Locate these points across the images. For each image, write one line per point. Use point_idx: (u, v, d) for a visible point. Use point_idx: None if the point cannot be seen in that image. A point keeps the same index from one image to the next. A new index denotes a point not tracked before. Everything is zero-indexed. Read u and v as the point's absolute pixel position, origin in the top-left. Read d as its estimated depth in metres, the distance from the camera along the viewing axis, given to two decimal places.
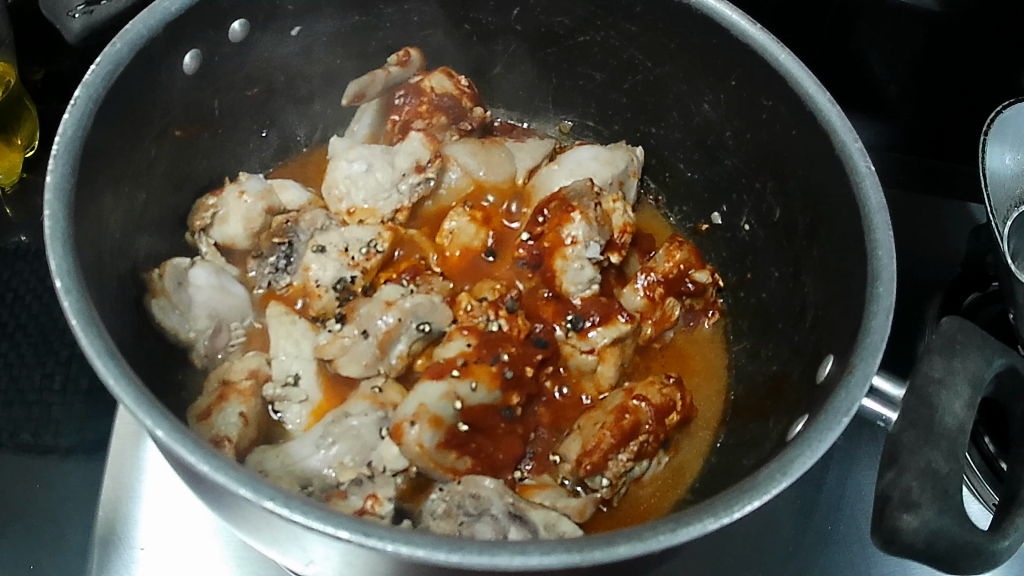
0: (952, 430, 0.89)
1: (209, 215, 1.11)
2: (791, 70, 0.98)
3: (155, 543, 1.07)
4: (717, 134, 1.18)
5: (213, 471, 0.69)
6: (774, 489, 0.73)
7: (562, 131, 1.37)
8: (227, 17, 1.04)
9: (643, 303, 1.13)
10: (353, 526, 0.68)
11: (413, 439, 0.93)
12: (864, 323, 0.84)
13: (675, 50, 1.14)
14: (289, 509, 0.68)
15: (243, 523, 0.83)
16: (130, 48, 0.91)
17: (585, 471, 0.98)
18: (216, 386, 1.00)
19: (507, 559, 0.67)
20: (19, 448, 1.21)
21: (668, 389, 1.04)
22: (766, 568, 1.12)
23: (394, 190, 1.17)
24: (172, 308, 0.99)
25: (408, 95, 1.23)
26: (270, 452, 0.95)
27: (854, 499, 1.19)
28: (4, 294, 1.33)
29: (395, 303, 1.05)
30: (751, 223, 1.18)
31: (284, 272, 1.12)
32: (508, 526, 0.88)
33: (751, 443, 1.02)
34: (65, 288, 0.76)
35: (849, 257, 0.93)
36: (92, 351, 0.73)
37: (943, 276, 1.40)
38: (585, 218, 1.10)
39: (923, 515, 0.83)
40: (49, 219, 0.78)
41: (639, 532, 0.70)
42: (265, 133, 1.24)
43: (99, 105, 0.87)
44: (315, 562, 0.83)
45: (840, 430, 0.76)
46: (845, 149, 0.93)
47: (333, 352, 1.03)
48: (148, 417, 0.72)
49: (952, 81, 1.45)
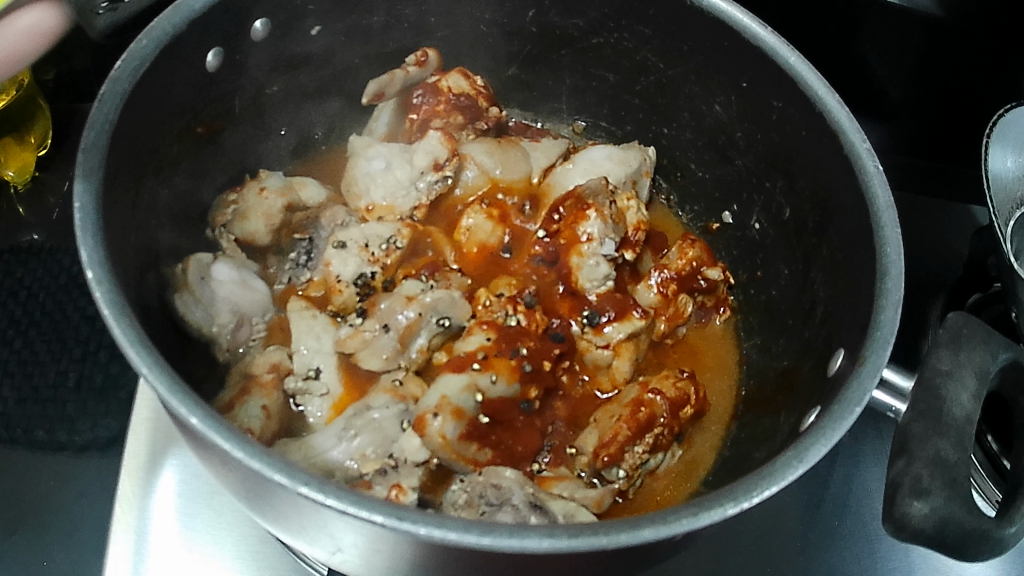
0: (960, 420, 0.91)
1: (231, 210, 1.13)
2: (801, 72, 1.01)
3: (171, 537, 1.08)
4: (728, 134, 1.21)
5: (246, 457, 0.71)
6: (791, 475, 0.76)
7: (575, 131, 1.39)
8: (249, 16, 1.05)
9: (656, 299, 1.15)
10: (386, 510, 0.70)
11: (435, 431, 0.95)
12: (874, 317, 0.86)
13: (687, 52, 1.16)
14: (323, 494, 0.70)
15: (271, 512, 0.85)
16: (156, 45, 0.93)
17: (603, 463, 1.00)
18: (238, 379, 1.02)
19: (536, 542, 0.69)
20: (34, 444, 1.21)
21: (682, 383, 1.07)
22: (775, 562, 1.14)
23: (413, 188, 1.19)
24: (196, 303, 1.01)
25: (425, 95, 1.25)
26: (293, 444, 0.97)
27: (861, 494, 1.21)
28: (17, 291, 1.33)
29: (416, 298, 1.07)
30: (761, 222, 1.21)
31: (305, 268, 1.15)
32: (529, 515, 0.89)
33: (763, 437, 1.03)
34: (96, 279, 0.77)
35: (860, 253, 0.95)
36: (124, 340, 0.75)
37: (947, 276, 1.43)
38: (601, 216, 1.13)
39: (933, 501, 0.86)
40: (80, 213, 0.80)
41: (663, 517, 0.72)
42: (284, 131, 1.25)
43: (126, 102, 0.89)
44: (342, 550, 0.85)
45: (853, 419, 0.78)
46: (854, 149, 0.95)
47: (354, 347, 1.05)
48: (181, 404, 0.73)
49: (955, 85, 1.48)
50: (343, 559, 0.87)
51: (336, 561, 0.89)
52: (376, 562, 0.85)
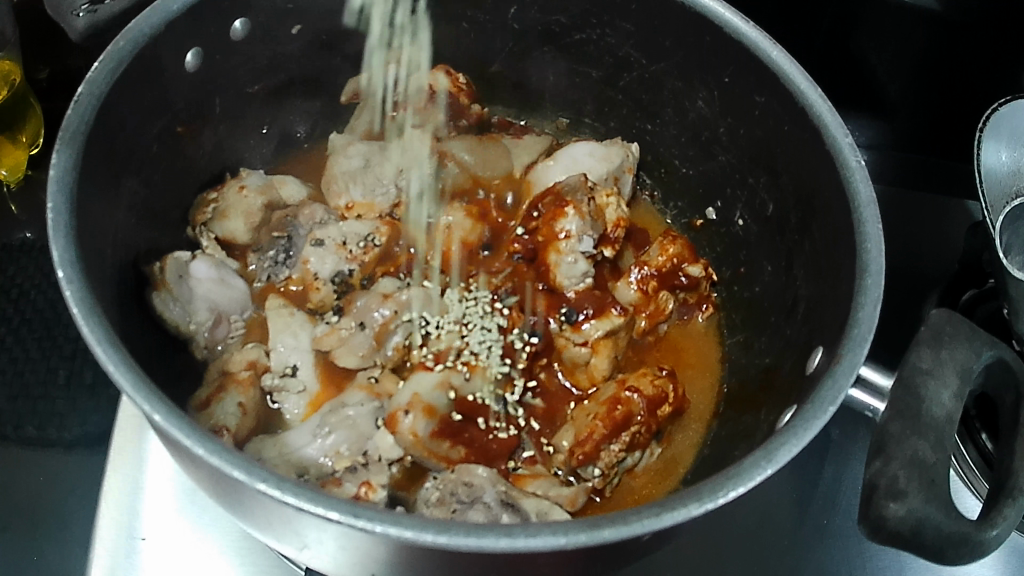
0: (940, 420, 0.90)
1: (210, 209, 1.13)
2: (782, 66, 1.00)
3: (155, 534, 1.09)
4: (711, 130, 1.20)
5: (208, 454, 0.71)
6: (759, 476, 0.74)
7: (559, 127, 1.39)
8: (228, 16, 1.06)
9: (636, 297, 1.14)
10: (344, 507, 0.70)
11: (407, 428, 0.96)
12: (852, 315, 0.85)
13: (670, 48, 1.15)
14: (281, 491, 0.70)
15: (241, 510, 0.85)
16: (132, 45, 0.93)
17: (578, 461, 1.00)
18: (215, 376, 1.03)
19: (493, 541, 0.69)
20: (23, 441, 1.22)
21: (660, 380, 1.06)
22: (761, 562, 1.12)
23: (393, 186, 1.21)
24: (174, 300, 1.01)
25: (406, 92, 1.27)
26: (267, 442, 0.97)
27: (849, 494, 1.19)
28: (9, 290, 1.35)
29: (392, 295, 1.08)
30: (745, 218, 1.20)
31: (283, 266, 1.14)
32: (501, 513, 0.89)
33: (744, 435, 1.02)
34: (66, 277, 0.78)
35: (841, 250, 0.94)
36: (92, 338, 0.75)
37: (940, 273, 1.41)
38: (579, 212, 1.12)
39: (910, 504, 0.84)
40: (52, 211, 0.81)
41: (624, 517, 0.71)
42: (266, 129, 1.26)
43: (101, 102, 0.89)
44: (311, 547, 0.85)
45: (825, 418, 0.77)
46: (835, 145, 0.94)
47: (331, 344, 1.06)
48: (145, 402, 0.73)
49: (951, 81, 1.45)
50: (313, 556, 0.87)
51: (306, 558, 0.89)
52: (345, 559, 0.85)
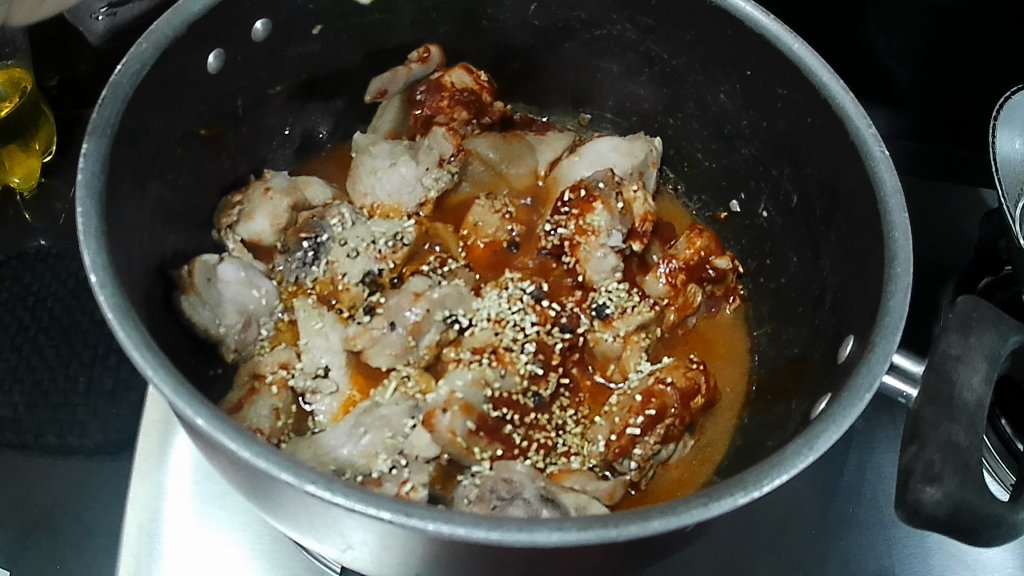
0: (971, 404, 0.89)
1: (236, 211, 1.14)
2: (805, 59, 1.00)
3: (183, 539, 1.07)
4: (734, 123, 1.20)
5: (255, 457, 0.70)
6: (801, 464, 0.74)
7: (581, 124, 1.39)
8: (250, 17, 1.05)
9: (665, 290, 1.14)
10: (393, 507, 0.69)
11: (446, 426, 0.96)
12: (882, 303, 0.85)
13: (691, 42, 1.15)
14: (331, 492, 0.69)
15: (280, 512, 0.85)
16: (155, 48, 0.92)
17: (613, 454, 1.01)
18: (247, 379, 1.03)
19: (545, 535, 0.68)
20: (45, 449, 1.20)
21: (693, 373, 1.06)
22: (788, 551, 1.12)
23: (419, 185, 1.20)
24: (203, 304, 1.01)
25: (429, 91, 1.25)
26: (302, 443, 0.98)
27: (874, 480, 1.19)
28: (26, 298, 1.33)
29: (424, 294, 1.08)
30: (769, 210, 1.20)
31: (312, 267, 1.14)
32: (540, 508, 0.89)
33: (774, 425, 1.03)
34: (100, 282, 0.77)
35: (869, 240, 0.93)
36: (130, 344, 0.74)
37: (957, 261, 1.42)
38: (608, 207, 1.15)
39: (945, 487, 0.84)
40: (82, 217, 0.80)
41: (672, 507, 0.70)
42: (288, 131, 1.26)
43: (126, 105, 0.89)
44: (353, 548, 0.85)
45: (863, 405, 0.77)
46: (859, 135, 0.95)
47: (362, 344, 1.06)
48: (188, 406, 0.72)
49: (961, 70, 1.46)
50: (355, 556, 0.87)
51: (347, 558, 0.88)
52: (386, 558, 0.85)
